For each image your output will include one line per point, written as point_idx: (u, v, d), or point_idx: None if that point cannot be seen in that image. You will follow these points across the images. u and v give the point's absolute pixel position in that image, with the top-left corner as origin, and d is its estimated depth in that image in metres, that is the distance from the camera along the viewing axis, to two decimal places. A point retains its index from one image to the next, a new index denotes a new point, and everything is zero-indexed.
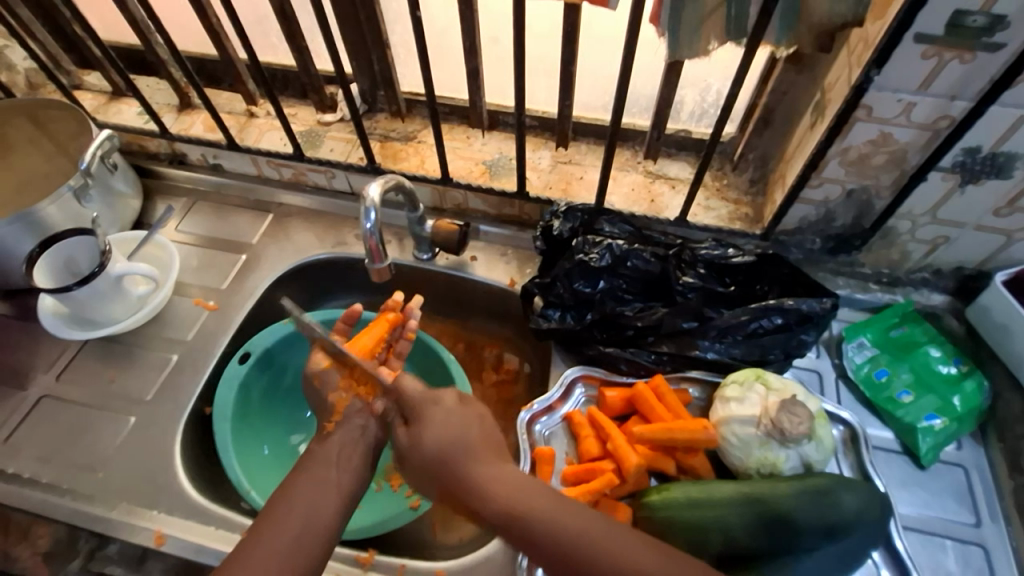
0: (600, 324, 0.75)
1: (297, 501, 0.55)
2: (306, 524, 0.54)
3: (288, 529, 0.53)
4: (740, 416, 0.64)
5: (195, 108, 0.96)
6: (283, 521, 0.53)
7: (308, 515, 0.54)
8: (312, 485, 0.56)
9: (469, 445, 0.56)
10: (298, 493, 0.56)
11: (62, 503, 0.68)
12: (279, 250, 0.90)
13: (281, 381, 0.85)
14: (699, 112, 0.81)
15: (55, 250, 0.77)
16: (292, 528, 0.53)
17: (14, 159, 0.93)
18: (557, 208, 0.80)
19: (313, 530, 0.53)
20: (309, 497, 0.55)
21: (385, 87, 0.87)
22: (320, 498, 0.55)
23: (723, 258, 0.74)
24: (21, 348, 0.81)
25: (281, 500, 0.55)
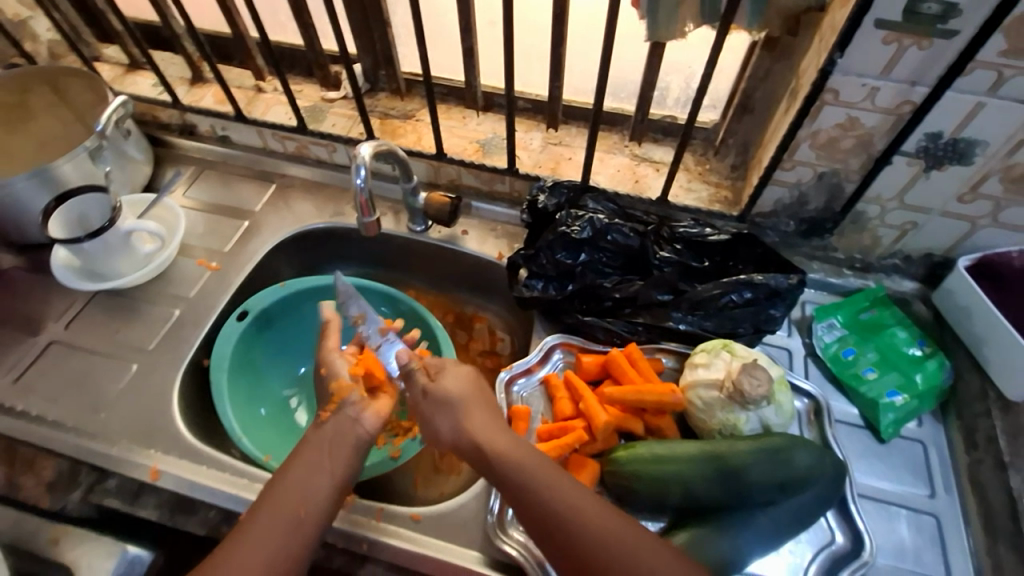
0: (580, 295, 0.79)
1: (296, 479, 0.59)
2: (299, 500, 0.58)
3: (286, 505, 0.57)
4: (705, 380, 0.67)
5: (206, 81, 1.01)
6: (285, 492, 0.58)
7: (301, 497, 0.58)
8: (304, 460, 0.61)
9: (478, 412, 0.63)
10: (294, 470, 0.60)
11: (66, 438, 0.72)
12: (279, 219, 0.94)
13: (276, 339, 0.89)
14: (684, 98, 0.85)
15: (69, 205, 0.82)
16: (289, 506, 0.57)
17: (33, 125, 0.99)
18: (544, 183, 0.83)
19: (309, 504, 0.58)
20: (306, 474, 0.60)
21: (387, 67, 0.92)
22: (320, 468, 0.61)
23: (700, 236, 0.77)
24: (35, 298, 0.86)
25: (281, 475, 0.60)
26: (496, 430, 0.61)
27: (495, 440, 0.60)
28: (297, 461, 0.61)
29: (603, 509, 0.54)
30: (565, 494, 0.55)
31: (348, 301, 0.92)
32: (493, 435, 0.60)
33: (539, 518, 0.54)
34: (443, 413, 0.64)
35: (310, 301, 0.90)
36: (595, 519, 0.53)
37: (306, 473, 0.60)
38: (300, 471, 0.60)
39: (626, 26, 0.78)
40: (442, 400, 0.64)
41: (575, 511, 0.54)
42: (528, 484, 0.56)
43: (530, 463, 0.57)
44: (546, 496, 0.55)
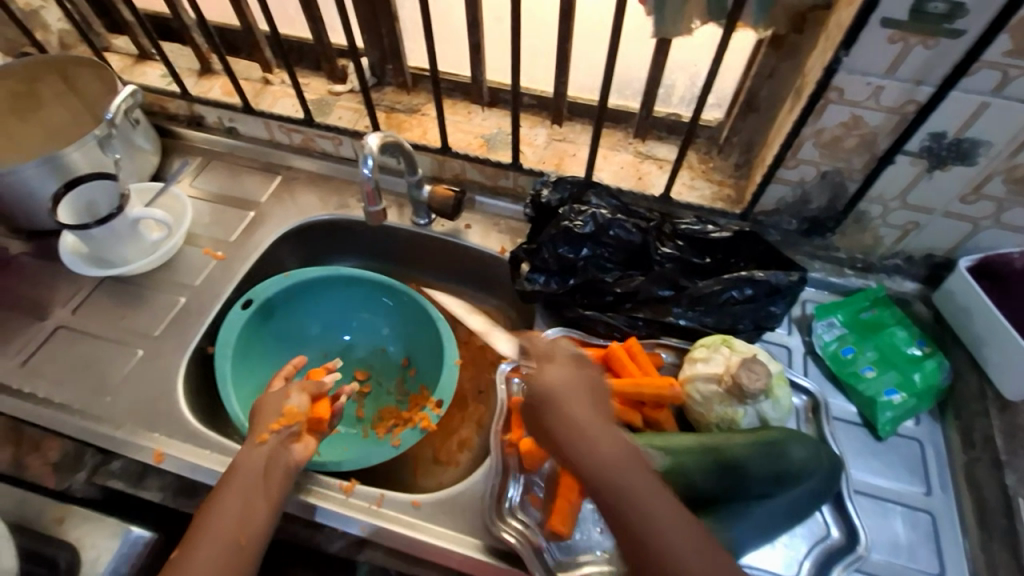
0: (581, 290, 0.80)
1: (229, 507, 0.60)
2: (240, 526, 0.59)
3: (223, 532, 0.58)
4: (704, 374, 0.67)
5: (214, 73, 1.02)
6: (220, 520, 0.59)
7: (239, 524, 0.59)
8: (241, 487, 0.62)
9: (577, 403, 0.52)
10: (230, 496, 0.61)
11: (71, 420, 0.73)
12: (285, 210, 0.95)
13: (280, 328, 0.89)
14: (689, 96, 0.86)
15: (78, 192, 0.83)
16: (226, 533, 0.58)
17: (42, 114, 1.00)
18: (548, 179, 0.84)
19: (248, 530, 0.59)
20: (240, 500, 0.61)
21: (395, 61, 0.93)
22: (256, 493, 0.62)
23: (702, 233, 0.78)
24: (43, 283, 0.87)
25: (216, 502, 0.60)
26: (579, 399, 0.52)
27: (590, 434, 0.50)
28: (233, 489, 0.61)
29: (690, 539, 0.45)
30: (651, 490, 0.47)
31: (350, 293, 0.92)
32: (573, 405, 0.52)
33: (620, 524, 0.46)
34: (534, 403, 0.54)
35: (314, 292, 0.91)
36: (678, 531, 0.46)
37: (239, 499, 0.61)
38: (238, 498, 0.61)
39: (633, 24, 0.79)
40: (543, 392, 0.53)
41: (657, 534, 0.45)
42: (607, 496, 0.47)
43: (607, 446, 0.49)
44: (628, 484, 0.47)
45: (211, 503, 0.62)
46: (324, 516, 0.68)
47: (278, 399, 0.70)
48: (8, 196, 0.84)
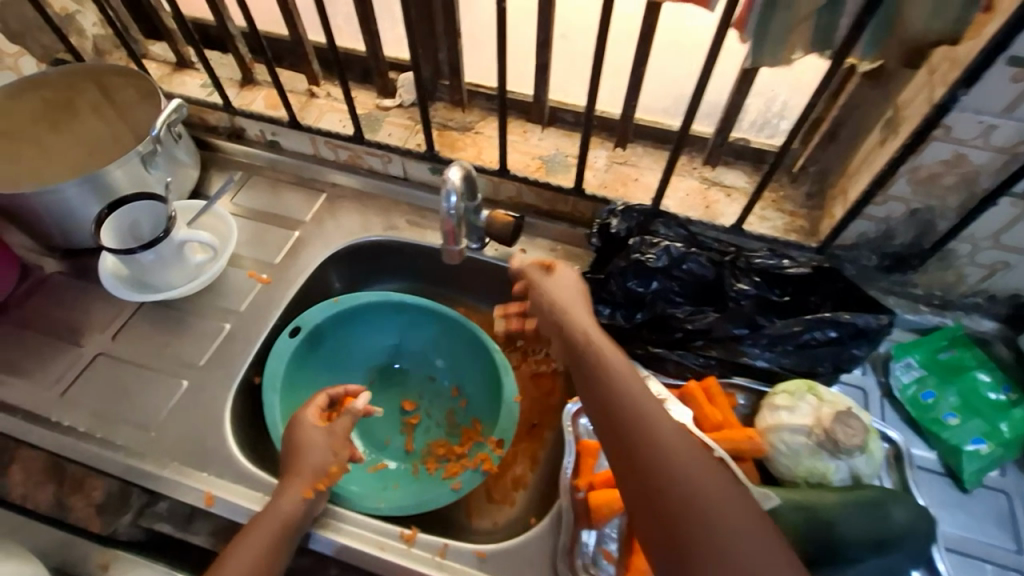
0: (649, 325, 0.76)
1: (258, 549, 0.59)
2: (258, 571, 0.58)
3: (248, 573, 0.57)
4: (791, 425, 0.62)
5: (257, 84, 0.98)
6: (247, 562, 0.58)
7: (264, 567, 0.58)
8: (266, 535, 0.60)
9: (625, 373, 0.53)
10: (259, 537, 0.60)
11: (114, 457, 0.69)
12: (331, 230, 0.92)
13: (327, 355, 0.86)
14: (761, 121, 0.83)
15: (122, 212, 0.79)
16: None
17: (72, 124, 0.95)
18: (615, 206, 0.80)
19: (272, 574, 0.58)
20: (269, 542, 0.60)
21: (451, 77, 0.89)
22: (284, 536, 0.61)
23: (778, 268, 0.74)
24: (79, 305, 0.83)
25: (244, 542, 0.59)
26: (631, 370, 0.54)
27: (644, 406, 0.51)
28: (255, 534, 0.60)
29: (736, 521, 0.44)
30: (728, 496, 0.45)
31: (399, 320, 0.88)
32: (647, 401, 0.51)
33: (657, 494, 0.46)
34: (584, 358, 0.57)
35: (363, 318, 0.87)
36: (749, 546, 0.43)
37: (267, 541, 0.60)
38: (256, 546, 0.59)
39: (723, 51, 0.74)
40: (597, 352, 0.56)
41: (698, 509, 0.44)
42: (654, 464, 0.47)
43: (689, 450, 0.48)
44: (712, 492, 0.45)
45: (236, 540, 0.60)
46: (318, 544, 0.66)
47: (326, 449, 0.67)
48: (48, 214, 0.80)
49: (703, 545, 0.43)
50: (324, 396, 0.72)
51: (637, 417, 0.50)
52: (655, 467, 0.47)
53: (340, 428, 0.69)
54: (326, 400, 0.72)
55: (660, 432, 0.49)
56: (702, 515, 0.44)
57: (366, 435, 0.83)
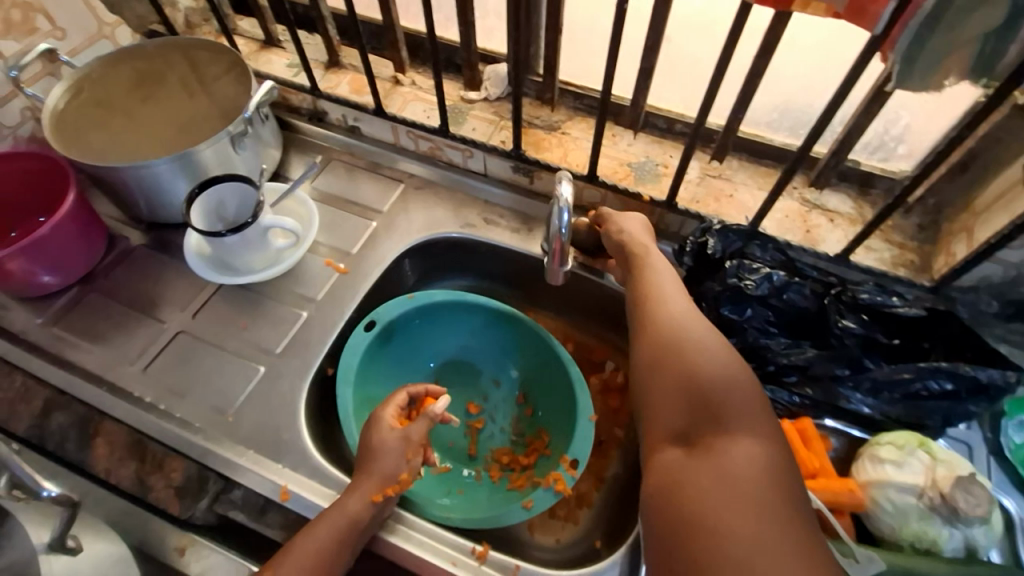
0: (739, 354, 0.71)
1: (319, 544, 0.60)
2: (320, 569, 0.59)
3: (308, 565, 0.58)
4: (899, 482, 0.59)
5: (342, 67, 0.97)
6: (306, 552, 0.59)
7: (322, 558, 0.59)
8: (332, 532, 0.60)
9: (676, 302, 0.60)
10: (319, 536, 0.60)
11: (193, 440, 0.71)
12: (407, 223, 0.90)
13: (399, 350, 0.85)
14: (877, 144, 0.76)
15: (210, 193, 0.79)
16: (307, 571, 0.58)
17: (151, 88, 0.92)
18: (710, 224, 0.76)
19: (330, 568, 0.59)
20: (330, 537, 0.60)
21: (545, 73, 0.86)
22: (344, 522, 0.61)
23: (887, 306, 0.68)
24: (160, 280, 0.84)
25: (309, 533, 0.60)
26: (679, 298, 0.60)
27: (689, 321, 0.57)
28: (322, 527, 0.61)
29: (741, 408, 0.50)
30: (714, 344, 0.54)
31: (469, 321, 0.87)
32: (677, 301, 0.60)
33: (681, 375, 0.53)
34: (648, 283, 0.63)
35: (435, 315, 0.85)
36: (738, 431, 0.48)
37: (328, 538, 0.60)
38: (325, 543, 0.60)
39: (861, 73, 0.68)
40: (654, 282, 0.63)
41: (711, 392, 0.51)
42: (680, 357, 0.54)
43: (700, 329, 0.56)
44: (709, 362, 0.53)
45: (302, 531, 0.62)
46: (384, 548, 0.66)
47: (396, 457, 0.66)
48: (140, 191, 0.81)
49: (679, 363, 0.54)
50: (404, 394, 0.71)
51: (662, 314, 0.59)
52: (659, 332, 0.57)
53: (415, 432, 0.68)
54: (405, 399, 0.71)
55: (682, 324, 0.57)
56: (692, 378, 0.52)
57: (434, 438, 0.82)
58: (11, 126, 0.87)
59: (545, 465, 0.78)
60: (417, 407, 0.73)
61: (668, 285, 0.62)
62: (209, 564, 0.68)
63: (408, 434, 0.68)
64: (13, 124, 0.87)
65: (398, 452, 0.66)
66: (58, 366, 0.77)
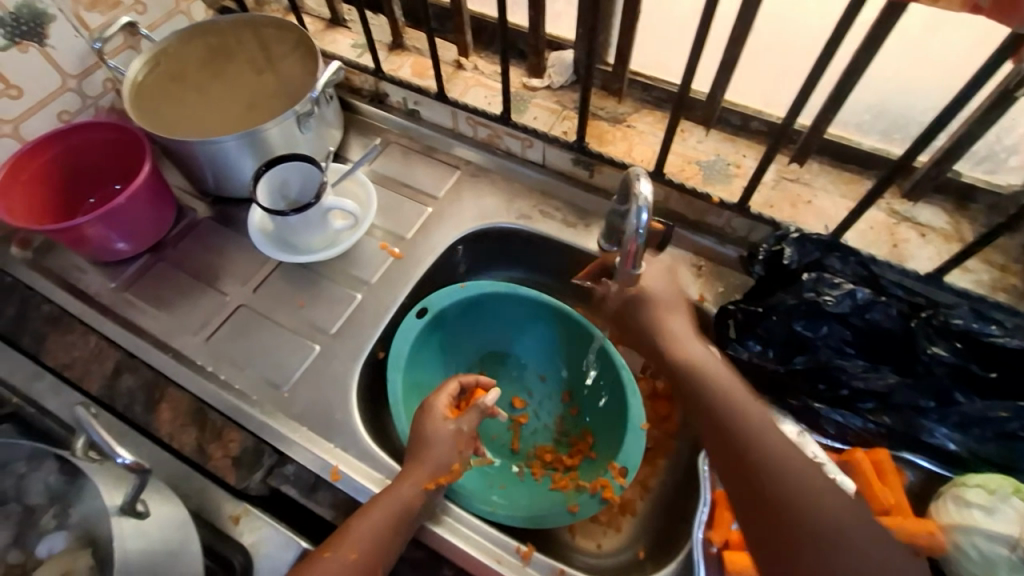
0: (810, 374, 0.66)
1: (369, 532, 0.59)
2: (374, 556, 0.58)
3: (358, 556, 0.58)
4: (989, 530, 0.54)
5: (405, 49, 0.96)
6: (355, 540, 0.59)
7: (374, 549, 0.59)
8: (385, 516, 0.60)
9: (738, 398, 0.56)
10: (367, 525, 0.60)
11: (250, 413, 0.72)
12: (464, 211, 0.89)
13: (448, 341, 0.84)
14: (982, 155, 0.69)
15: (276, 171, 0.79)
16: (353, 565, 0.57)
17: (223, 65, 0.94)
18: (786, 232, 0.71)
19: (381, 560, 0.59)
20: (379, 526, 0.60)
21: (615, 63, 0.82)
22: (398, 519, 0.61)
23: (986, 335, 0.62)
24: (224, 253, 0.86)
25: (360, 520, 0.60)
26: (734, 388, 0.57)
27: (760, 430, 0.54)
28: (376, 512, 0.61)
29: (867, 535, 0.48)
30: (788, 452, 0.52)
31: (519, 316, 0.85)
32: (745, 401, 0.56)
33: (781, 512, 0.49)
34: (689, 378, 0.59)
35: (486, 307, 0.84)
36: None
37: (377, 529, 0.60)
38: (378, 528, 0.60)
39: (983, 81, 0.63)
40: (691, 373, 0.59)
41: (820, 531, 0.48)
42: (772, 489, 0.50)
43: (801, 470, 0.51)
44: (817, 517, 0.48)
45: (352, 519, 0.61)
46: (426, 536, 0.66)
47: (448, 447, 0.66)
48: (209, 164, 0.82)
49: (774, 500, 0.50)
50: (455, 383, 0.71)
51: (729, 413, 0.55)
52: (763, 482, 0.51)
53: (467, 423, 0.68)
54: (457, 388, 0.70)
55: (748, 423, 0.54)
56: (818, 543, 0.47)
57: (483, 431, 0.81)
58: (93, 96, 0.90)
59: (590, 468, 0.76)
60: (467, 397, 0.73)
61: (745, 409, 0.55)
62: (263, 535, 0.66)
63: (461, 425, 0.68)
64: (94, 94, 0.91)
65: (450, 443, 0.66)
66: (127, 330, 0.80)
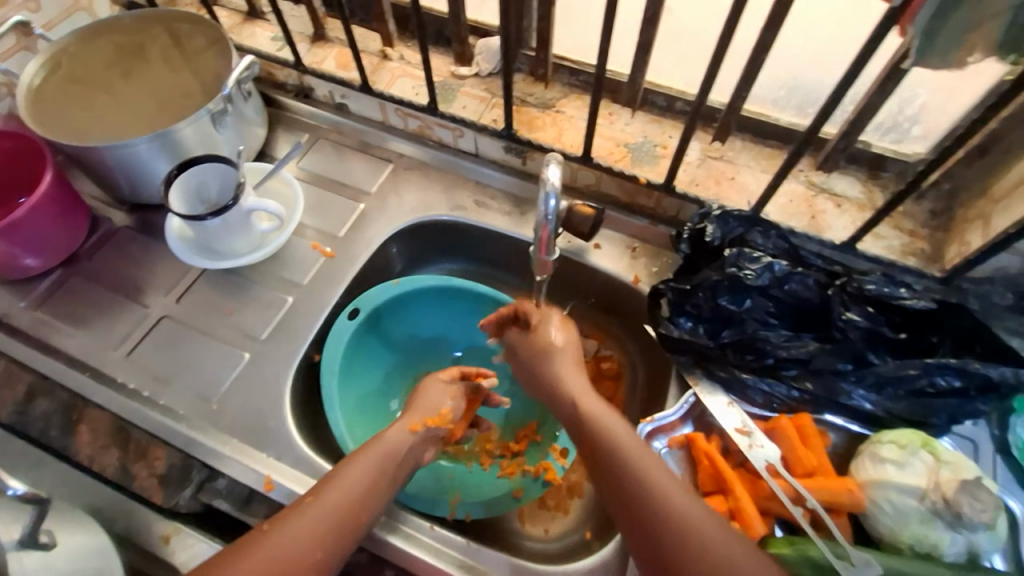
0: (736, 346, 0.68)
1: (358, 476, 0.58)
2: (359, 503, 0.57)
3: (346, 501, 0.57)
4: (900, 483, 0.58)
5: (328, 41, 0.93)
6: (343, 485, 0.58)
7: (359, 497, 0.57)
8: (371, 462, 0.59)
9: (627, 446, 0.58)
10: (357, 467, 0.59)
11: (176, 429, 0.69)
12: (396, 205, 0.87)
13: (388, 338, 0.83)
14: (889, 124, 0.71)
15: (191, 173, 0.76)
16: (334, 513, 0.56)
17: (133, 66, 0.88)
18: (709, 210, 0.72)
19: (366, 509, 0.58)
20: (367, 471, 0.59)
21: (537, 47, 0.81)
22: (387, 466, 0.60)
23: (894, 297, 0.65)
24: (143, 262, 0.82)
25: (351, 462, 0.60)
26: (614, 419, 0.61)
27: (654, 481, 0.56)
28: (365, 457, 0.60)
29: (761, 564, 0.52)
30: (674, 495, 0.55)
31: (458, 308, 0.84)
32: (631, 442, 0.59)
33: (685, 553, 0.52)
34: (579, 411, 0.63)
35: (423, 302, 0.83)
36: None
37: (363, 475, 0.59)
38: (369, 471, 0.59)
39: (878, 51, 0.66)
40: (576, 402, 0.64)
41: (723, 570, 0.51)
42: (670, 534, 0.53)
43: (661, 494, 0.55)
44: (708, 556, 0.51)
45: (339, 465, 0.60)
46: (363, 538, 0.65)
47: (438, 398, 0.68)
48: (119, 170, 0.78)
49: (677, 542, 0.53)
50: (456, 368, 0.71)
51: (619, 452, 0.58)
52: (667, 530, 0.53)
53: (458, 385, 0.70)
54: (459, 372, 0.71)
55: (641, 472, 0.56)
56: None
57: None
58: None
59: (533, 452, 0.77)
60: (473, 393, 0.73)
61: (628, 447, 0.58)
62: (198, 552, 0.65)
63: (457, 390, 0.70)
64: None
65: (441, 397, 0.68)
66: (40, 351, 0.75)
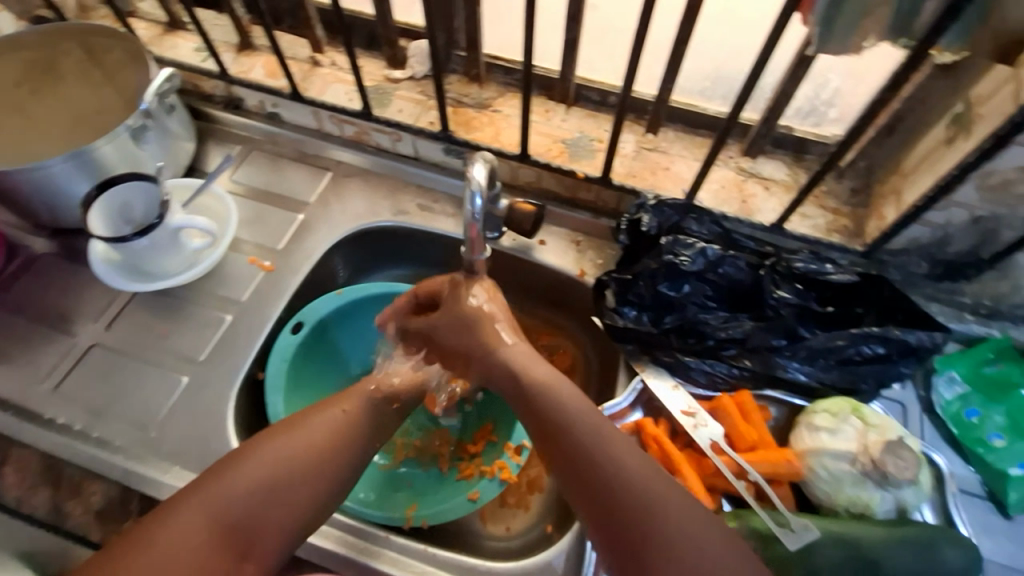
0: (678, 330, 0.70)
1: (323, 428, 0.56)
2: (321, 450, 0.55)
3: (304, 448, 0.54)
4: (833, 450, 0.61)
5: (255, 49, 0.90)
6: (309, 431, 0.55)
7: (316, 447, 0.55)
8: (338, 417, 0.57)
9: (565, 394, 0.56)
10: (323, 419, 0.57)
11: (113, 461, 0.66)
12: (336, 214, 0.85)
13: (336, 349, 0.82)
14: (808, 109, 0.75)
15: (112, 192, 0.72)
16: (286, 454, 0.53)
17: (45, 83, 0.84)
18: (645, 200, 0.74)
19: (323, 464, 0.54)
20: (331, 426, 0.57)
21: (468, 48, 0.81)
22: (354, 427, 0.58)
23: (821, 273, 0.68)
24: (68, 290, 0.78)
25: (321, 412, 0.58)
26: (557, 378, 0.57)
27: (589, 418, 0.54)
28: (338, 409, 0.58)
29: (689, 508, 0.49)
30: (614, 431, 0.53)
31: None
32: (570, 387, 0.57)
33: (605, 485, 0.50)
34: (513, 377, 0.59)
35: (370, 310, 0.82)
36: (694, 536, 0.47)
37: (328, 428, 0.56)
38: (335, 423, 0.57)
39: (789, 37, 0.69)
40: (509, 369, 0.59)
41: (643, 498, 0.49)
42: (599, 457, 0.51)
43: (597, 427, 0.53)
44: (663, 515, 0.48)
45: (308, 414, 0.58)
46: (320, 555, 0.64)
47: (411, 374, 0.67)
48: (33, 194, 0.73)
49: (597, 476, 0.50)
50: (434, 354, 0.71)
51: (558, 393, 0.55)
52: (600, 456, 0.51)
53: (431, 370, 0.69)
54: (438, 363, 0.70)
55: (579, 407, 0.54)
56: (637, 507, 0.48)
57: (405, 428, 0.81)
58: None
59: (490, 452, 0.76)
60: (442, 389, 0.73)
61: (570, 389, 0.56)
62: None
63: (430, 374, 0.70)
64: None
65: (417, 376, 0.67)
66: None
